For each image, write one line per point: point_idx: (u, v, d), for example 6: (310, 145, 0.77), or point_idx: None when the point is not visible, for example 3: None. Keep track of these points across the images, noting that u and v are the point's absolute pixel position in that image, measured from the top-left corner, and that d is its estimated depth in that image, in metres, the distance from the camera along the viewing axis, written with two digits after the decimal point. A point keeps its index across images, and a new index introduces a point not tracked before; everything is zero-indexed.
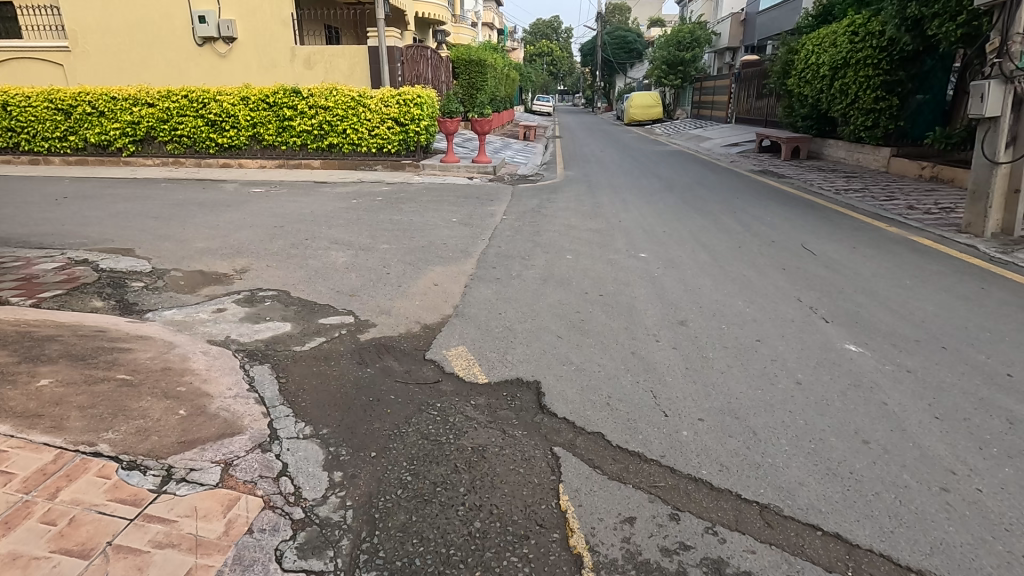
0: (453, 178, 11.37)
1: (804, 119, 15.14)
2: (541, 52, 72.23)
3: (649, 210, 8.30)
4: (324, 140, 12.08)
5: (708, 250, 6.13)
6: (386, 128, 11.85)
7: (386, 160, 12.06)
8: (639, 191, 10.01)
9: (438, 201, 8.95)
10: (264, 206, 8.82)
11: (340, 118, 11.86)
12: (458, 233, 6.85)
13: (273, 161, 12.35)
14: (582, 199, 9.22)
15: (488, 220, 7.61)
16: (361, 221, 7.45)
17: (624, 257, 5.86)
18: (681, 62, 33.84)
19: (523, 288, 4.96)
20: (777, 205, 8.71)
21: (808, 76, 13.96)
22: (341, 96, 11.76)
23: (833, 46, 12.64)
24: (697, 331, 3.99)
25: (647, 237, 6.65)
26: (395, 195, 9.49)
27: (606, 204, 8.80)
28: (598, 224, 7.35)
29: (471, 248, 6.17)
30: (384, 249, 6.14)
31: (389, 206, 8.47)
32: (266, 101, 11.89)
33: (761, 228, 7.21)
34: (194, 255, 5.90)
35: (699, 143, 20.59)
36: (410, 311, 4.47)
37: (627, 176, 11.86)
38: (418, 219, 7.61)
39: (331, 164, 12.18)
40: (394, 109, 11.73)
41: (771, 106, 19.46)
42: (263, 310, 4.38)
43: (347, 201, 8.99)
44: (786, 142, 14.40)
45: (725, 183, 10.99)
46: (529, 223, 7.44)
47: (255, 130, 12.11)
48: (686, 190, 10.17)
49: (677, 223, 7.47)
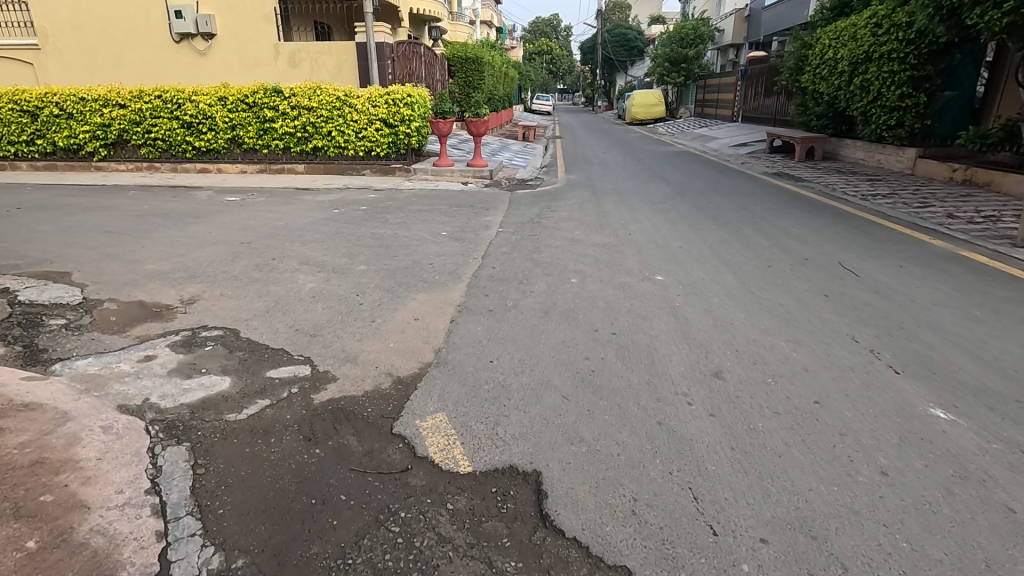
0: (447, 184, 10.57)
1: (819, 118, 14.32)
2: (540, 50, 71.32)
3: (661, 220, 7.49)
4: (308, 143, 11.27)
5: (734, 271, 5.32)
6: (375, 130, 11.05)
7: (375, 164, 11.27)
8: (647, 197, 9.18)
9: (427, 211, 8.15)
10: (236, 216, 8.02)
11: (325, 119, 11.06)
12: (446, 250, 6.05)
13: (253, 166, 11.56)
14: (585, 207, 8.41)
15: (482, 234, 6.80)
16: (339, 235, 6.65)
17: (637, 281, 5.05)
18: (684, 60, 32.97)
19: (520, 323, 4.14)
20: (802, 213, 7.90)
21: (824, 72, 13.15)
22: (325, 95, 10.95)
23: (854, 40, 11.85)
24: (737, 388, 3.18)
25: (662, 254, 5.84)
26: (381, 203, 8.69)
27: (613, 213, 7.99)
28: (605, 238, 6.54)
29: (460, 270, 5.36)
30: (361, 272, 5.34)
31: (372, 217, 7.66)
32: (245, 102, 11.09)
33: (789, 241, 6.39)
34: (138, 280, 5.09)
35: (705, 143, 19.77)
36: (381, 357, 3.66)
37: (634, 180, 11.04)
38: (402, 232, 6.80)
39: (316, 168, 11.38)
40: (383, 109, 10.93)
41: (781, 104, 18.62)
42: (201, 358, 3.58)
43: (328, 211, 8.19)
44: (801, 142, 13.59)
45: (740, 188, 10.17)
46: (527, 236, 6.63)
47: (235, 132, 11.31)
48: (698, 195, 9.35)
49: (693, 236, 6.66)
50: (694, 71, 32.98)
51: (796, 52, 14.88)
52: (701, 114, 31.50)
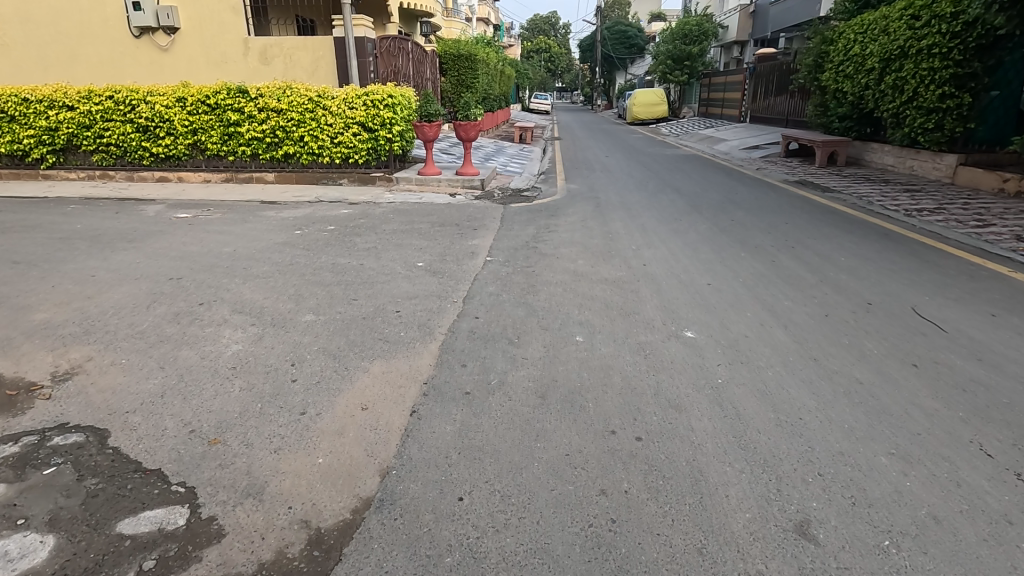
0: (432, 195, 9.39)
1: (840, 119, 13.15)
2: (538, 48, 70.17)
3: (680, 245, 6.34)
4: (278, 149, 10.10)
5: (784, 323, 4.17)
6: (351, 134, 9.86)
7: (353, 173, 10.10)
8: (660, 214, 8.01)
9: (405, 232, 6.99)
10: (180, 236, 6.85)
11: (296, 122, 9.89)
12: (420, 290, 4.88)
13: (217, 174, 10.39)
14: (590, 227, 7.26)
15: (467, 264, 5.62)
16: (293, 269, 5.48)
17: (662, 340, 3.90)
18: (688, 57, 31.79)
19: (508, 417, 2.99)
20: (844, 235, 6.74)
21: (848, 70, 12.02)
22: (296, 95, 9.75)
23: (885, 34, 10.74)
24: (843, 564, 2.04)
25: (687, 297, 4.69)
26: (354, 221, 7.53)
27: (622, 235, 6.83)
28: (616, 272, 5.39)
29: (434, 323, 4.20)
30: (306, 326, 4.17)
31: (338, 241, 6.50)
32: (206, 103, 9.90)
33: (840, 276, 5.26)
34: (12, 339, 3.92)
35: (712, 145, 18.66)
36: (300, 488, 2.49)
37: (642, 190, 9.89)
38: (369, 263, 5.64)
39: (288, 177, 10.21)
40: (361, 112, 9.74)
41: (795, 104, 17.51)
42: (30, 492, 2.40)
43: (289, 231, 7.01)
44: (823, 146, 12.51)
45: (763, 200, 9.01)
46: (520, 269, 5.47)
47: (197, 137, 10.14)
48: (718, 211, 8.18)
49: (722, 267, 5.52)
50: (698, 69, 31.78)
51: (816, 47, 13.69)
52: (705, 113, 30.31)
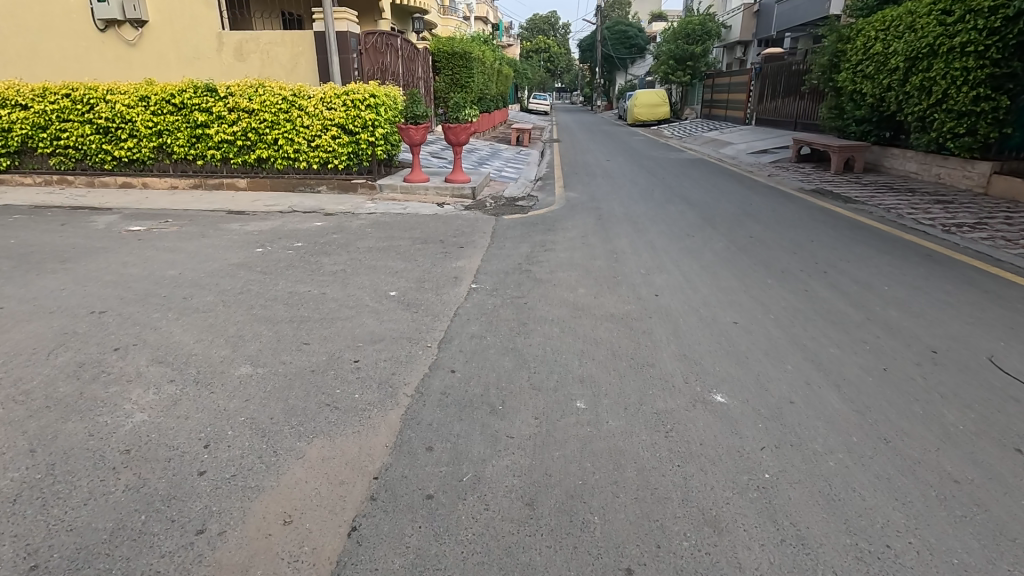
0: (418, 205, 8.56)
1: (857, 122, 12.32)
2: (537, 48, 69.57)
3: (696, 269, 5.51)
4: (250, 153, 9.28)
5: (835, 382, 3.34)
6: (330, 137, 9.04)
7: (332, 179, 9.29)
8: (670, 228, 7.19)
9: (381, 250, 6.15)
10: (123, 254, 6.00)
11: (270, 123, 9.07)
12: (387, 330, 4.05)
13: (185, 180, 9.57)
14: (590, 244, 6.43)
15: (447, 294, 4.78)
16: (241, 301, 4.64)
17: (684, 409, 3.06)
18: (691, 57, 31.01)
19: (483, 542, 2.16)
20: (881, 255, 5.92)
21: (868, 69, 11.21)
22: (269, 94, 8.93)
23: (912, 31, 9.93)
24: None
25: (711, 342, 3.86)
26: (326, 237, 6.70)
27: (628, 254, 6.01)
28: (623, 306, 4.56)
29: (398, 380, 3.37)
30: (236, 383, 3.32)
31: (302, 263, 5.66)
32: (171, 103, 9.07)
33: (888, 311, 4.45)
34: None
35: (718, 148, 17.88)
36: None
37: (648, 199, 9.08)
38: (331, 292, 4.80)
39: (261, 183, 9.38)
40: (340, 112, 8.91)
41: (805, 106, 16.73)
42: None
43: (250, 249, 6.18)
44: (840, 151, 11.72)
45: (781, 212, 8.19)
46: (510, 300, 4.63)
47: (162, 139, 9.31)
48: (733, 225, 7.36)
49: (747, 299, 4.70)
50: (701, 69, 31.01)
51: (832, 45, 12.84)
52: (708, 114, 29.53)
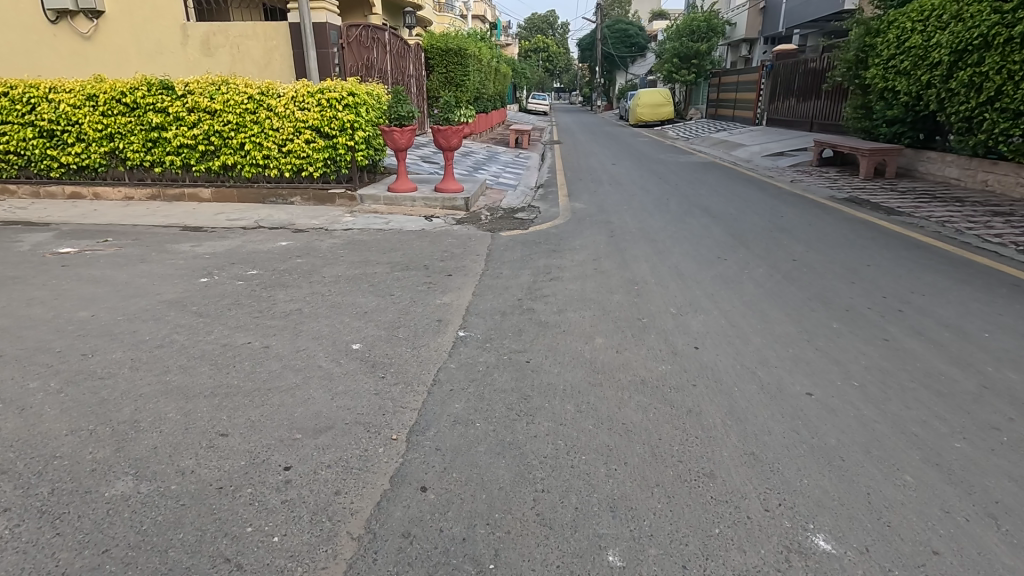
0: (402, 218, 7.50)
1: (888, 123, 11.30)
2: (536, 47, 68.47)
3: (738, 307, 4.45)
4: (214, 159, 8.21)
5: (987, 508, 2.28)
6: (303, 141, 7.96)
7: (307, 189, 8.23)
8: (695, 248, 6.15)
9: (351, 281, 5.07)
10: (33, 286, 4.90)
11: (235, 125, 7.98)
12: (338, 412, 2.97)
13: (142, 190, 8.48)
14: (605, 270, 5.36)
15: (426, 348, 3.71)
16: (156, 358, 3.56)
17: (776, 572, 1.99)
18: (695, 55, 29.96)
19: None
20: (960, 286, 4.88)
21: (904, 65, 10.17)
22: (233, 92, 7.83)
23: (959, 21, 8.89)
24: None
25: (786, 431, 2.80)
26: (289, 262, 5.63)
27: (651, 285, 4.95)
28: (654, 365, 3.49)
29: (343, 508, 2.29)
30: (98, 516, 2.23)
31: (250, 301, 4.58)
32: (123, 102, 7.99)
33: (1004, 371, 3.40)
34: None
35: (729, 151, 16.84)
36: None
37: (664, 212, 8.04)
38: (277, 345, 3.72)
39: (227, 193, 8.31)
40: (314, 113, 7.82)
41: (824, 106, 15.70)
42: None
43: (192, 279, 5.09)
44: (870, 154, 10.70)
45: (820, 228, 7.15)
46: (508, 358, 3.56)
47: (114, 143, 8.22)
48: (770, 244, 6.30)
49: (815, 352, 3.64)
50: (706, 68, 29.87)
51: (857, 38, 11.79)
52: (714, 115, 28.47)
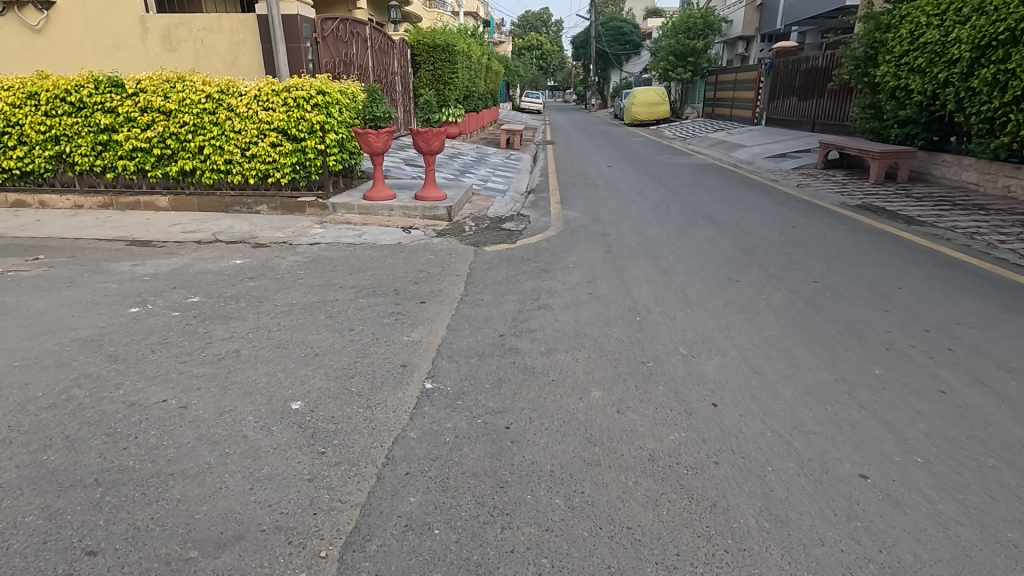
0: (377, 230, 6.79)
1: (899, 124, 10.68)
2: (529, 45, 67.64)
3: (759, 344, 3.78)
4: (171, 164, 7.46)
5: None
6: (268, 145, 7.22)
7: (274, 197, 7.50)
8: (703, 266, 5.47)
9: (306, 310, 4.35)
10: None
11: (192, 127, 7.22)
12: (254, 512, 2.26)
13: (93, 197, 7.73)
14: (601, 296, 4.67)
15: (382, 408, 3.01)
16: (42, 423, 2.83)
17: None
18: (691, 53, 29.32)
19: None
20: (1011, 315, 4.24)
21: (919, 62, 9.55)
22: (189, 90, 7.08)
23: (982, 14, 8.27)
24: None
25: (845, 541, 2.12)
26: (239, 286, 4.90)
27: (655, 315, 4.26)
28: (664, 432, 2.81)
29: None
30: None
31: (180, 338, 3.84)
32: (68, 101, 7.24)
33: None
34: None
35: (729, 152, 16.21)
36: None
37: (666, 221, 7.37)
38: (198, 404, 3.01)
39: (187, 202, 7.57)
40: (279, 113, 7.09)
41: (828, 105, 15.09)
42: None
43: (119, 310, 4.35)
44: (882, 156, 10.10)
45: (837, 240, 6.50)
46: (482, 423, 2.87)
47: (60, 147, 7.46)
48: (785, 262, 5.64)
49: (860, 411, 2.97)
50: (702, 66, 29.29)
51: (867, 34, 11.15)
52: (711, 114, 27.86)
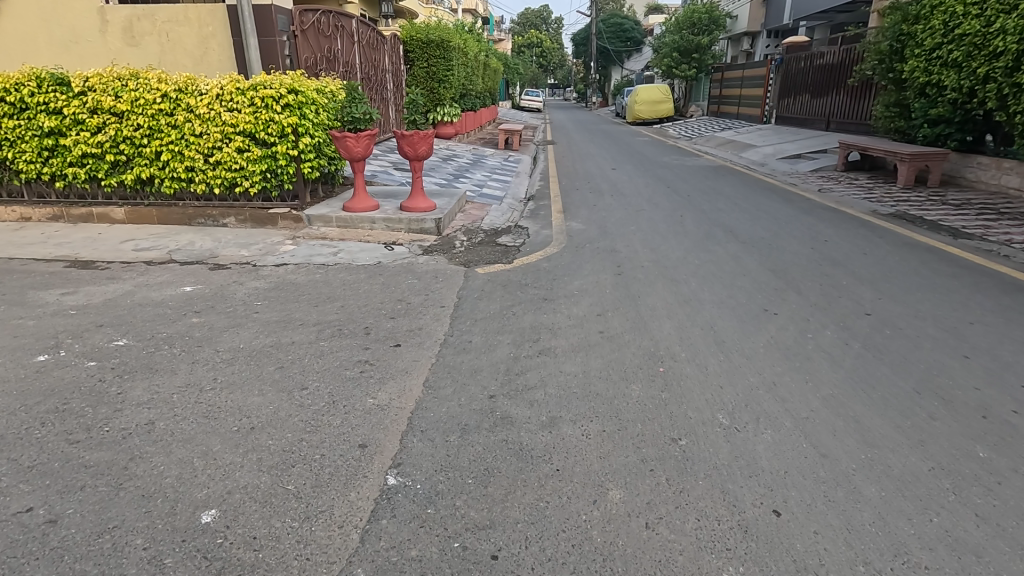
0: (356, 247, 5.99)
1: (929, 123, 9.87)
2: (528, 42, 66.66)
3: (817, 408, 2.98)
4: (127, 172, 6.66)
5: None
6: (233, 150, 6.41)
7: (243, 209, 6.70)
8: (731, 294, 4.67)
9: (253, 357, 3.55)
10: None
11: (147, 130, 6.41)
12: None
13: (42, 209, 6.92)
14: (614, 335, 3.87)
15: (325, 523, 2.20)
16: None
17: None
18: (696, 49, 28.38)
19: None
20: None
21: (954, 56, 8.72)
22: (143, 89, 6.27)
23: None
24: None
25: None
26: (178, 322, 4.08)
27: (682, 364, 3.46)
28: (713, 567, 2.01)
29: None
30: None
31: (83, 403, 3.02)
32: (9, 101, 6.44)
33: None
34: None
35: (739, 152, 15.40)
36: None
37: (681, 235, 6.56)
38: (73, 517, 2.20)
39: (145, 214, 6.75)
40: (244, 114, 6.27)
41: (846, 103, 14.24)
42: None
43: (21, 360, 3.51)
44: (911, 159, 9.30)
45: (879, 257, 5.70)
46: (461, 550, 2.07)
47: (2, 152, 6.66)
48: (825, 287, 4.85)
49: (978, 525, 2.18)
50: (707, 62, 28.36)
51: (892, 26, 10.31)
52: (716, 112, 27.00)
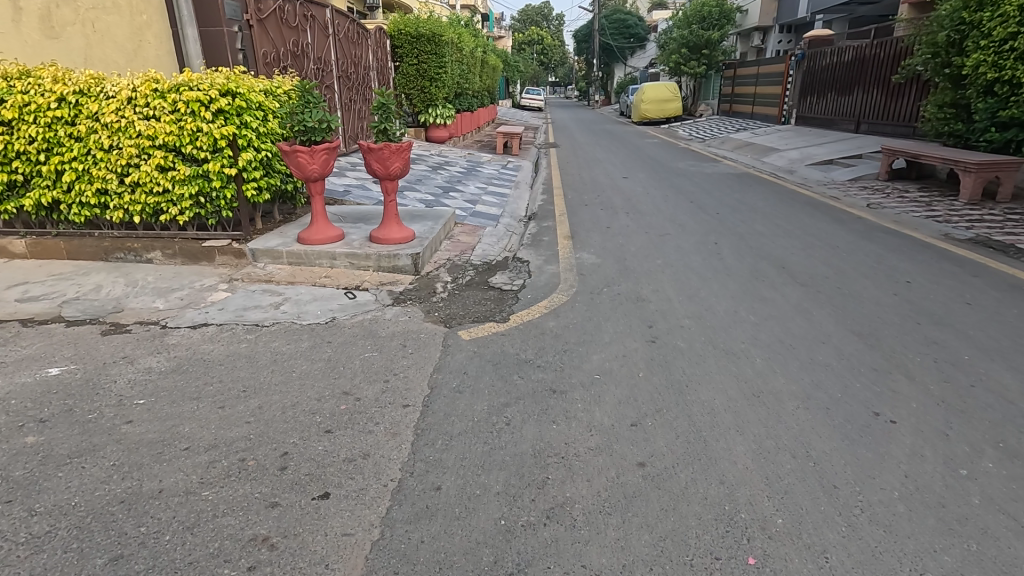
0: (307, 296, 4.63)
1: (996, 126, 8.47)
2: (529, 39, 65.05)
3: None
4: (25, 195, 5.27)
5: None
6: (153, 168, 5.04)
7: (172, 241, 5.34)
8: (817, 381, 3.29)
9: (79, 534, 2.16)
10: None
11: (44, 143, 5.03)
12: None
13: None
14: (663, 476, 2.48)
15: None
16: None
17: None
18: (706, 44, 26.77)
19: None
20: None
21: None
22: (37, 91, 4.92)
23: None
24: None
25: None
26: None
27: (784, 552, 2.09)
28: None
29: None
30: None
31: None
32: None
33: None
34: None
35: (762, 156, 13.98)
36: None
37: (724, 274, 5.18)
38: None
39: (50, 247, 5.37)
40: (163, 123, 4.90)
41: (885, 103, 12.83)
42: None
43: None
44: (979, 169, 7.91)
45: (991, 311, 4.32)
46: None
47: None
48: (944, 365, 3.47)
49: None
50: (717, 59, 26.82)
51: (950, 13, 8.88)
52: (728, 111, 25.50)
